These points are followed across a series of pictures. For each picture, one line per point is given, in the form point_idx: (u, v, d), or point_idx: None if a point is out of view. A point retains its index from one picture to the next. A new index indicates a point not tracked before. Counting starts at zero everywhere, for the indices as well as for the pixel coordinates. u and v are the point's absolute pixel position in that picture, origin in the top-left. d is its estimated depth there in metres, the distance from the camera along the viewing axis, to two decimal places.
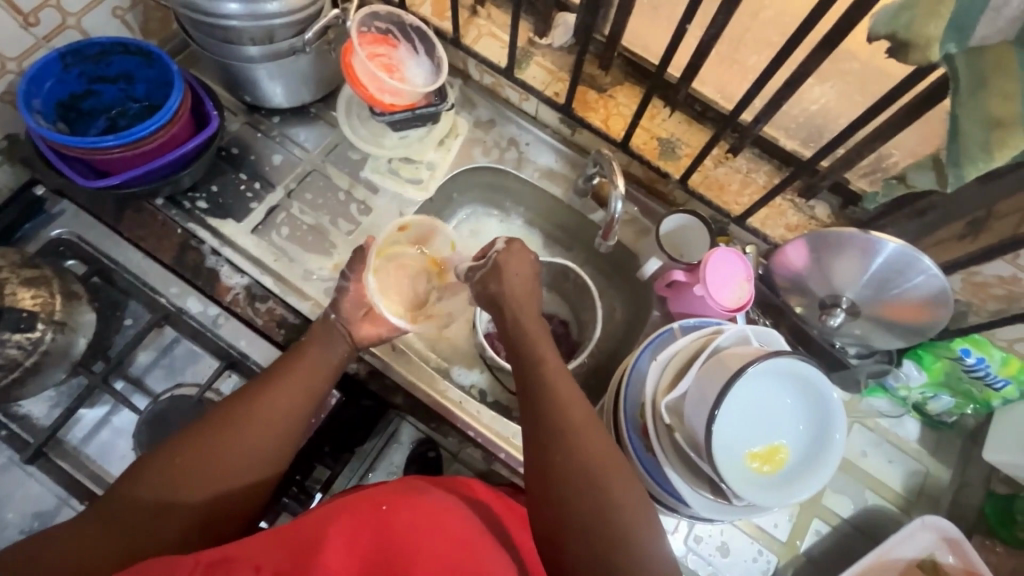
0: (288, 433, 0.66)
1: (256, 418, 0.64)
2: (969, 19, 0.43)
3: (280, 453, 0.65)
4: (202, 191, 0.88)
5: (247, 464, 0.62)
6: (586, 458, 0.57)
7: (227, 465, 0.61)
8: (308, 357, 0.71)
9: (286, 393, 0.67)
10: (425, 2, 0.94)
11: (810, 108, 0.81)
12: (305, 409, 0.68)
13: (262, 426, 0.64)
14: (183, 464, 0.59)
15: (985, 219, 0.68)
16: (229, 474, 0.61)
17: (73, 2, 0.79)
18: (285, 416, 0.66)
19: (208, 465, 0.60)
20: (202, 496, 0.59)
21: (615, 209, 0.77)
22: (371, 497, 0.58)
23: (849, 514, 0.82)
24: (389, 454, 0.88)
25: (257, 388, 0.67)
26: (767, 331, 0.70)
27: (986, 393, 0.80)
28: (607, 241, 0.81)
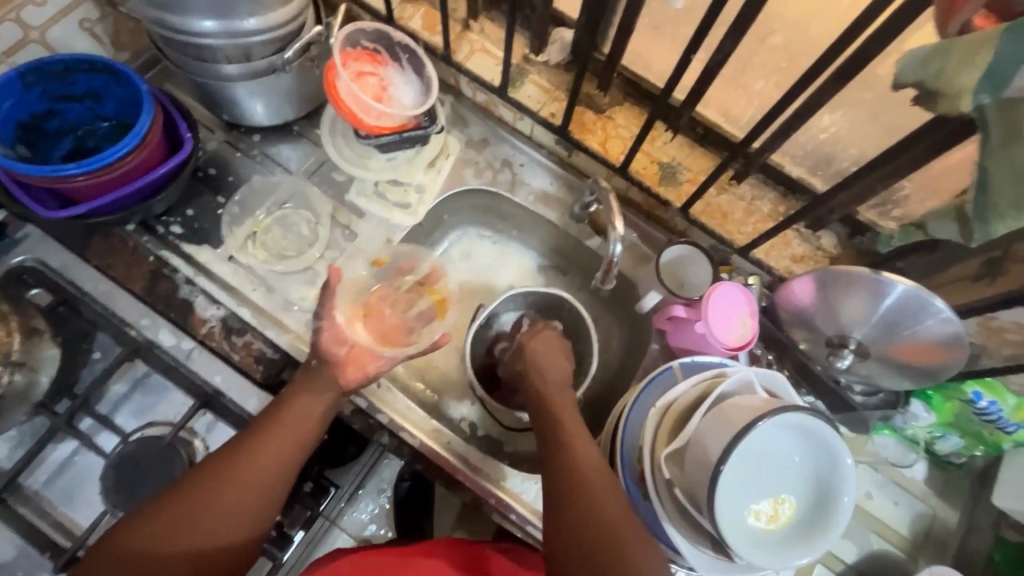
0: (270, 489, 0.61)
1: (237, 474, 0.60)
2: (1004, 70, 0.38)
3: (263, 510, 0.60)
4: (176, 215, 0.83)
5: (225, 524, 0.58)
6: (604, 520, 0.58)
7: (198, 534, 0.57)
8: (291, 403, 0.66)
9: (270, 444, 0.62)
10: (416, 15, 0.89)
11: (819, 135, 0.77)
12: (279, 471, 0.62)
13: (242, 484, 0.60)
14: (162, 524, 0.56)
15: (1001, 260, 0.64)
16: (207, 535, 0.57)
17: (35, 16, 0.75)
18: (268, 472, 0.61)
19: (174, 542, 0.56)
20: (171, 567, 0.55)
21: (615, 249, 0.72)
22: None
23: (853, 559, 0.79)
24: (380, 473, 0.95)
25: (240, 440, 0.63)
26: (771, 374, 0.66)
27: (996, 435, 0.76)
28: (608, 281, 0.78)
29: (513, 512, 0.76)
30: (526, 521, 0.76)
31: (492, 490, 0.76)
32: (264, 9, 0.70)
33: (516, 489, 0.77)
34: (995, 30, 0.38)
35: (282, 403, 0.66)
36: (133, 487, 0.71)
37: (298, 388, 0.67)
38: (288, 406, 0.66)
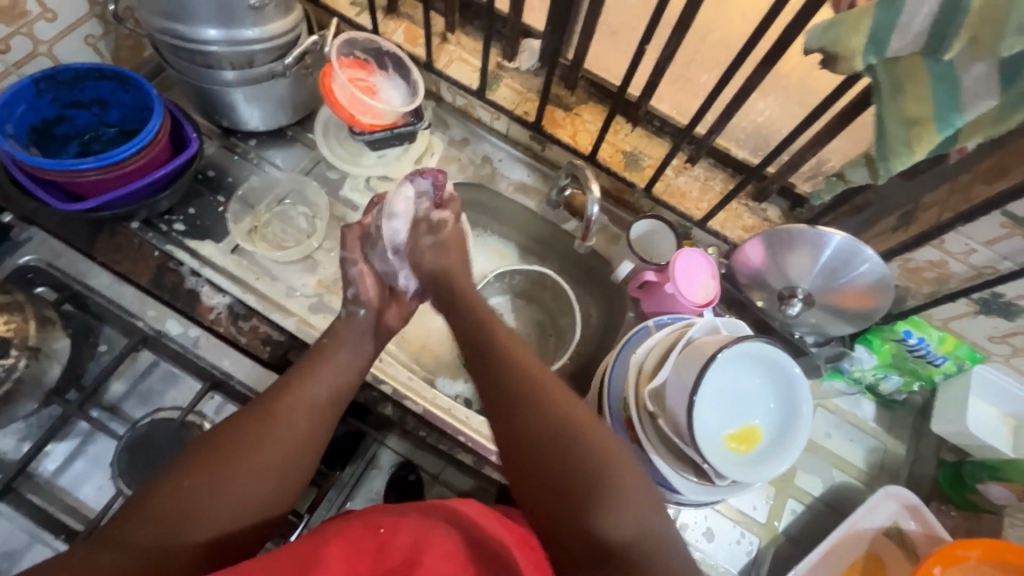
0: (299, 452, 0.64)
1: (265, 438, 0.62)
2: (882, 35, 0.49)
3: (295, 473, 0.63)
4: (179, 213, 0.88)
5: (258, 487, 0.60)
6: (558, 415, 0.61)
7: (252, 471, 0.60)
8: (310, 373, 0.69)
9: (296, 408, 0.65)
10: (398, 30, 0.99)
11: (756, 120, 0.90)
12: (324, 412, 0.67)
13: (271, 447, 0.62)
14: (196, 485, 0.57)
15: (913, 211, 0.76)
16: (244, 497, 0.59)
17: (45, 30, 0.79)
18: (296, 435, 0.64)
19: (229, 480, 0.58)
20: (230, 502, 0.58)
21: (591, 211, 0.82)
22: (371, 519, 0.59)
23: (820, 492, 0.88)
24: (370, 480, 0.82)
25: (263, 405, 0.65)
26: (733, 320, 0.76)
27: (928, 369, 0.88)
28: (586, 242, 0.87)
29: None
30: None
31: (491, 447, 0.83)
32: (265, 20, 0.78)
33: None
34: (869, 5, 0.49)
35: (298, 375, 0.68)
36: (144, 467, 0.74)
37: (336, 342, 0.73)
38: (310, 374, 0.69)
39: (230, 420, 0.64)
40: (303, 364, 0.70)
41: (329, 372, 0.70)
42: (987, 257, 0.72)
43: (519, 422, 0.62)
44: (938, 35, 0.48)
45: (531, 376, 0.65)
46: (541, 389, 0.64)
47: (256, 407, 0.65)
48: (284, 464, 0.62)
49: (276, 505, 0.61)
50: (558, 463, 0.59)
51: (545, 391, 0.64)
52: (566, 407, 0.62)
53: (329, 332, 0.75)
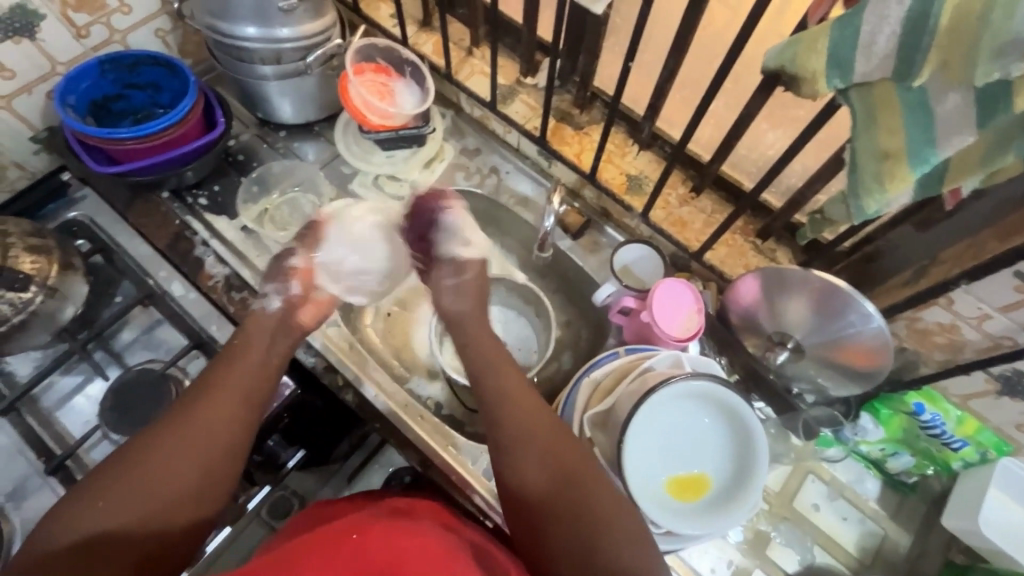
0: (232, 442, 0.65)
1: (181, 440, 0.61)
2: (843, 56, 0.45)
3: (215, 475, 0.62)
4: (204, 189, 0.97)
5: (183, 487, 0.59)
6: (530, 419, 0.65)
7: (180, 466, 0.60)
8: (219, 380, 0.69)
9: (208, 416, 0.64)
10: (428, 42, 1.04)
11: (767, 152, 0.83)
12: (248, 407, 0.68)
13: (186, 450, 0.61)
14: (116, 490, 0.56)
15: (927, 266, 0.67)
16: (169, 496, 0.59)
17: (121, 21, 0.92)
18: (225, 429, 0.65)
19: (154, 480, 0.58)
20: (159, 499, 0.58)
21: (545, 223, 0.85)
22: (343, 527, 0.60)
23: (795, 570, 0.78)
24: (369, 474, 0.97)
25: (186, 407, 0.65)
26: (700, 358, 0.71)
27: (944, 453, 0.77)
28: (545, 250, 0.92)
29: (453, 474, 0.82)
30: (469, 489, 0.81)
31: (436, 449, 0.82)
32: (296, 22, 0.85)
33: (463, 456, 0.82)
34: (829, 24, 0.45)
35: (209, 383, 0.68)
36: (123, 412, 0.80)
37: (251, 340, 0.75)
38: (228, 381, 0.69)
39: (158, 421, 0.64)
40: (221, 362, 0.72)
41: (237, 374, 0.70)
42: (1004, 326, 0.62)
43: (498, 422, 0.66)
44: (904, 60, 0.43)
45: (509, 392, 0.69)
46: (510, 399, 0.68)
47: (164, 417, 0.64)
48: (216, 455, 0.63)
49: (204, 501, 0.61)
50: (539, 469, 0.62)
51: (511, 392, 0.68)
52: (559, 447, 0.62)
53: (238, 336, 0.76)
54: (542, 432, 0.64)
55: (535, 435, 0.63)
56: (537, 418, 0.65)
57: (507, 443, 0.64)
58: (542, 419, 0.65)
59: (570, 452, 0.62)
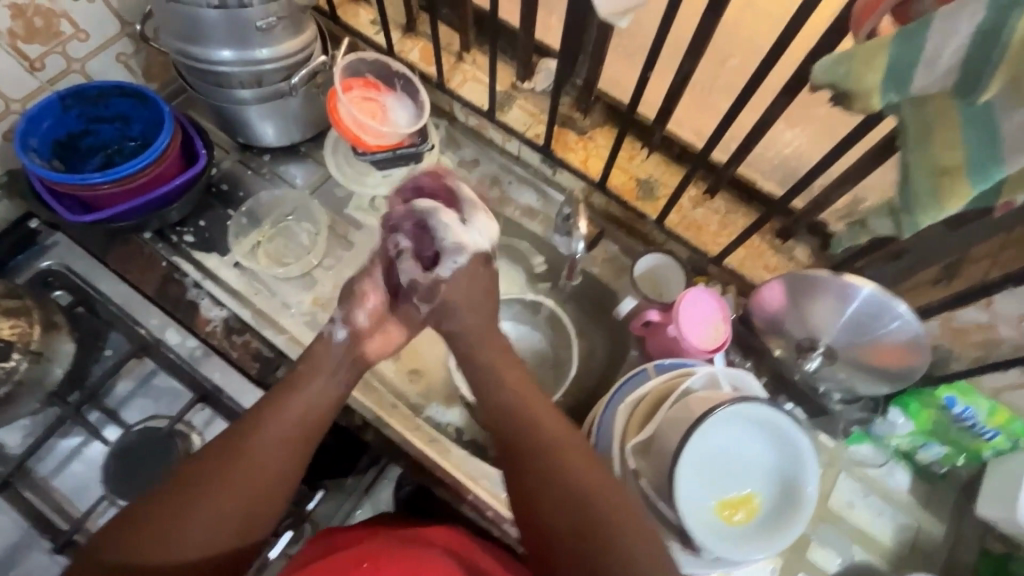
0: (275, 481, 0.61)
1: (234, 475, 0.59)
2: (901, 71, 0.42)
3: (255, 515, 0.59)
4: (189, 226, 0.90)
5: (228, 524, 0.57)
6: (548, 445, 0.62)
7: (220, 505, 0.57)
8: (285, 408, 0.64)
9: (257, 453, 0.60)
10: (414, 48, 0.98)
11: (784, 150, 0.81)
12: (298, 447, 0.63)
13: (240, 485, 0.59)
14: (161, 526, 0.55)
15: (958, 263, 0.66)
16: (212, 530, 0.56)
17: (78, 49, 0.84)
18: (268, 468, 0.60)
19: (193, 516, 0.56)
20: (194, 541, 0.56)
21: (576, 248, 0.80)
22: (353, 556, 0.58)
23: (836, 570, 0.78)
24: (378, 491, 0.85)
25: (233, 438, 0.61)
26: (737, 374, 0.69)
27: (975, 443, 0.77)
28: (572, 279, 0.87)
29: (489, 509, 0.78)
30: (506, 522, 0.77)
31: (468, 487, 0.79)
32: (275, 41, 0.79)
33: (495, 487, 0.79)
34: (886, 37, 0.42)
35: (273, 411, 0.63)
36: (131, 474, 0.76)
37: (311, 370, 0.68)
38: (279, 414, 0.64)
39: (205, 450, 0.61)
40: (279, 392, 0.66)
41: (299, 410, 0.65)
42: None
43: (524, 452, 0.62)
44: (969, 74, 0.40)
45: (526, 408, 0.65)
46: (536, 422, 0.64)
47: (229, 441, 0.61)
48: (256, 496, 0.59)
49: (241, 543, 0.58)
50: (563, 506, 0.58)
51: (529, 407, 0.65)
52: (580, 479, 0.59)
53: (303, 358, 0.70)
54: (558, 461, 0.61)
55: (556, 462, 0.61)
56: (556, 435, 0.63)
57: (542, 465, 0.61)
58: (567, 444, 0.62)
59: (585, 484, 0.59)
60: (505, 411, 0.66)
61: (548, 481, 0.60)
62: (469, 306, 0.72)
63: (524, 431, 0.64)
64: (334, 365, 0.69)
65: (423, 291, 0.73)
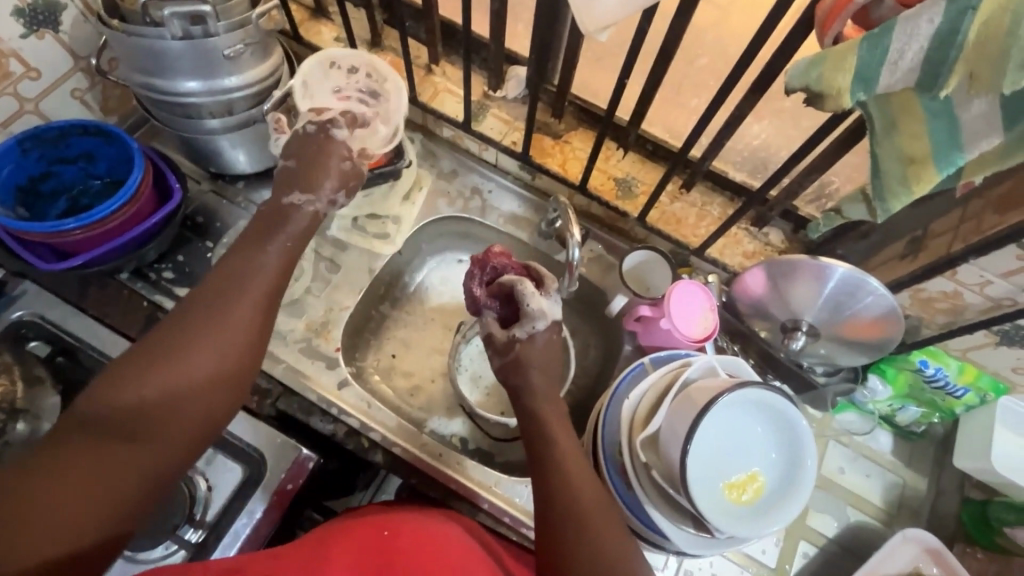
0: (220, 378, 0.59)
1: (172, 370, 0.57)
2: (870, 71, 0.45)
3: (209, 406, 0.58)
4: (168, 261, 0.88)
5: (212, 376, 0.59)
6: (572, 477, 0.64)
7: (166, 403, 0.56)
8: (212, 298, 0.63)
9: (196, 349, 0.59)
10: (382, 64, 0.97)
11: (751, 142, 0.89)
12: (239, 333, 0.62)
13: (185, 373, 0.57)
14: (102, 426, 0.52)
15: (923, 238, 0.71)
16: (162, 424, 0.55)
17: (30, 88, 0.80)
18: (214, 364, 0.59)
19: (138, 415, 0.54)
20: (145, 442, 0.54)
21: (572, 255, 0.78)
22: (374, 524, 0.65)
23: (834, 533, 0.83)
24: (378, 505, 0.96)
25: (164, 340, 0.59)
26: (731, 359, 0.73)
27: (948, 400, 0.83)
28: (570, 287, 0.82)
29: (506, 515, 0.80)
30: (524, 526, 0.80)
31: (484, 496, 0.80)
32: (241, 68, 0.77)
33: (508, 493, 0.81)
34: (855, 41, 0.45)
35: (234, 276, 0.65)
36: None
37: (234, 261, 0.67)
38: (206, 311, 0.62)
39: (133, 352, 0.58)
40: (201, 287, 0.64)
41: (230, 299, 0.63)
42: (1005, 289, 0.67)
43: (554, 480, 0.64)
44: (930, 72, 0.44)
45: (561, 447, 0.67)
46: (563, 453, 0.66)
47: (196, 308, 0.62)
48: (202, 393, 0.58)
49: (192, 441, 0.57)
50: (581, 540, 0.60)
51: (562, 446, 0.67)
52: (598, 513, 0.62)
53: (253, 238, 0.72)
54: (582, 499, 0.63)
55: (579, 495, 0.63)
56: (584, 472, 0.65)
57: (565, 500, 0.63)
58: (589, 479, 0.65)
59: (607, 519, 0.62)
60: (541, 436, 0.69)
61: (566, 515, 0.62)
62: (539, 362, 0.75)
63: (555, 461, 0.66)
64: (258, 248, 0.69)
65: (500, 349, 0.77)
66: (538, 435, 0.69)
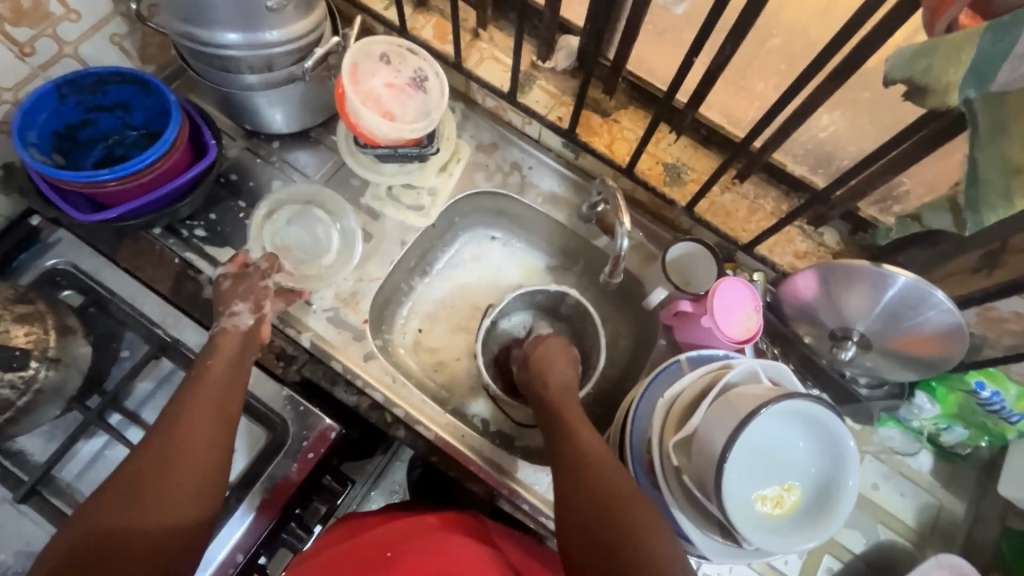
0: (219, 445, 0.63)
1: (179, 451, 0.60)
2: (988, 67, 0.40)
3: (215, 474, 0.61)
4: (200, 219, 0.87)
5: (191, 494, 0.59)
6: (591, 471, 0.62)
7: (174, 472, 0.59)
8: (206, 380, 0.67)
9: (195, 423, 0.63)
10: (427, 25, 0.93)
11: (818, 135, 0.80)
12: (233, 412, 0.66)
13: (191, 446, 0.61)
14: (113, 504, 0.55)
15: (1000, 252, 0.66)
16: (177, 497, 0.58)
17: (69, 31, 0.78)
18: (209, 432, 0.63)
19: (150, 488, 0.57)
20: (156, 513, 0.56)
21: (621, 245, 0.74)
22: (376, 546, 0.67)
23: (861, 550, 0.80)
24: (392, 472, 1.02)
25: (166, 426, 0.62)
26: (775, 365, 0.69)
27: (1000, 425, 0.78)
28: (615, 275, 0.80)
29: (525, 502, 0.79)
30: (541, 514, 0.79)
31: (504, 481, 0.79)
32: (285, 22, 0.73)
33: (528, 480, 0.79)
34: (976, 29, 0.40)
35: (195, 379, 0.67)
36: None
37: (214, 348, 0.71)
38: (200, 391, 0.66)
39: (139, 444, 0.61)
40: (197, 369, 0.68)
41: (212, 377, 0.67)
42: None
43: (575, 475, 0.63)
44: None
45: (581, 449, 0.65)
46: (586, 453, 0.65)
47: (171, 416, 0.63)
48: (208, 456, 0.61)
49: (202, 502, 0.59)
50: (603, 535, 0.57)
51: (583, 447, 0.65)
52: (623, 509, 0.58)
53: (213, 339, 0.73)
54: (608, 495, 0.60)
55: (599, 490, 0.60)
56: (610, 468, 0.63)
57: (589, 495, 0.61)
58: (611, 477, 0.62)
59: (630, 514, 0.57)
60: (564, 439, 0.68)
61: (584, 506, 0.60)
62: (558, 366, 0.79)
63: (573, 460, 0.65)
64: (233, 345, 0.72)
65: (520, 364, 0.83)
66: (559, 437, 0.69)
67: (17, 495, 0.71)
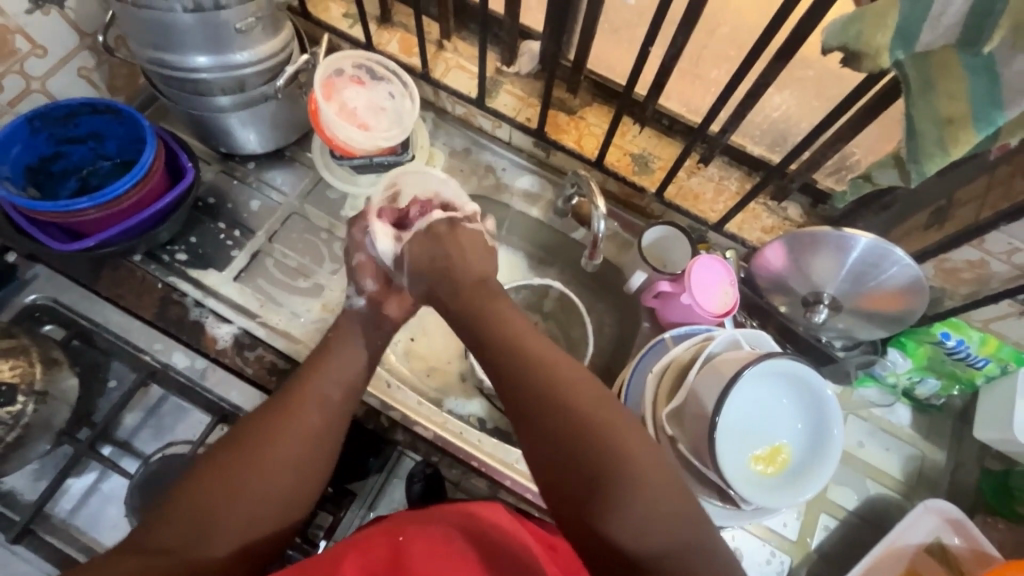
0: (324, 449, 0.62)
1: (284, 453, 0.59)
2: (910, 29, 0.44)
3: (315, 480, 0.60)
4: (180, 243, 0.87)
5: (290, 499, 0.58)
6: (550, 377, 0.57)
7: (275, 472, 0.58)
8: (321, 380, 0.66)
9: (304, 424, 0.61)
10: (393, 40, 0.96)
11: (773, 114, 0.85)
12: (342, 420, 0.65)
13: (296, 447, 0.60)
14: (212, 494, 0.54)
15: (947, 208, 0.71)
16: (278, 499, 0.57)
17: (36, 66, 0.78)
18: (310, 435, 0.61)
19: (248, 487, 0.56)
20: (254, 511, 0.55)
21: (598, 228, 0.77)
22: (387, 530, 0.59)
23: (854, 506, 0.83)
24: (390, 490, 0.84)
25: (276, 418, 0.61)
26: (755, 334, 0.72)
27: (969, 372, 0.83)
28: (594, 260, 0.82)
29: (529, 493, 0.80)
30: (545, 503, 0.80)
31: (506, 473, 0.80)
32: (253, 43, 0.75)
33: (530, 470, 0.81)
34: None
35: (302, 397, 0.63)
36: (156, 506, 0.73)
37: (336, 346, 0.70)
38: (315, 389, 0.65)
39: (248, 428, 0.60)
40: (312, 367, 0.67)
41: (330, 378, 0.66)
42: None
43: (526, 375, 0.58)
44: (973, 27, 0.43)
45: (527, 348, 0.60)
46: (532, 353, 0.60)
47: (283, 409, 0.62)
48: (310, 457, 0.60)
49: (294, 508, 0.58)
50: (571, 432, 0.53)
51: (526, 346, 0.60)
52: (587, 408, 0.55)
53: (335, 341, 0.71)
54: (571, 395, 0.56)
55: (555, 389, 0.56)
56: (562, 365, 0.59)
57: (549, 396, 0.56)
58: (566, 375, 0.57)
59: (592, 406, 0.55)
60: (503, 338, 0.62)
61: (545, 408, 0.55)
62: (471, 256, 0.71)
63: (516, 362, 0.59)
64: (358, 339, 0.71)
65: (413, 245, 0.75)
66: (498, 340, 0.62)
67: (10, 536, 0.69)
